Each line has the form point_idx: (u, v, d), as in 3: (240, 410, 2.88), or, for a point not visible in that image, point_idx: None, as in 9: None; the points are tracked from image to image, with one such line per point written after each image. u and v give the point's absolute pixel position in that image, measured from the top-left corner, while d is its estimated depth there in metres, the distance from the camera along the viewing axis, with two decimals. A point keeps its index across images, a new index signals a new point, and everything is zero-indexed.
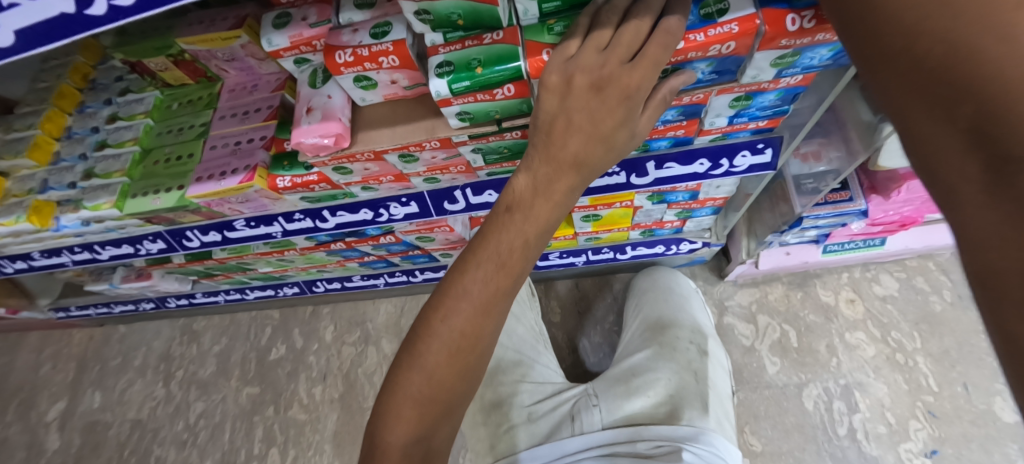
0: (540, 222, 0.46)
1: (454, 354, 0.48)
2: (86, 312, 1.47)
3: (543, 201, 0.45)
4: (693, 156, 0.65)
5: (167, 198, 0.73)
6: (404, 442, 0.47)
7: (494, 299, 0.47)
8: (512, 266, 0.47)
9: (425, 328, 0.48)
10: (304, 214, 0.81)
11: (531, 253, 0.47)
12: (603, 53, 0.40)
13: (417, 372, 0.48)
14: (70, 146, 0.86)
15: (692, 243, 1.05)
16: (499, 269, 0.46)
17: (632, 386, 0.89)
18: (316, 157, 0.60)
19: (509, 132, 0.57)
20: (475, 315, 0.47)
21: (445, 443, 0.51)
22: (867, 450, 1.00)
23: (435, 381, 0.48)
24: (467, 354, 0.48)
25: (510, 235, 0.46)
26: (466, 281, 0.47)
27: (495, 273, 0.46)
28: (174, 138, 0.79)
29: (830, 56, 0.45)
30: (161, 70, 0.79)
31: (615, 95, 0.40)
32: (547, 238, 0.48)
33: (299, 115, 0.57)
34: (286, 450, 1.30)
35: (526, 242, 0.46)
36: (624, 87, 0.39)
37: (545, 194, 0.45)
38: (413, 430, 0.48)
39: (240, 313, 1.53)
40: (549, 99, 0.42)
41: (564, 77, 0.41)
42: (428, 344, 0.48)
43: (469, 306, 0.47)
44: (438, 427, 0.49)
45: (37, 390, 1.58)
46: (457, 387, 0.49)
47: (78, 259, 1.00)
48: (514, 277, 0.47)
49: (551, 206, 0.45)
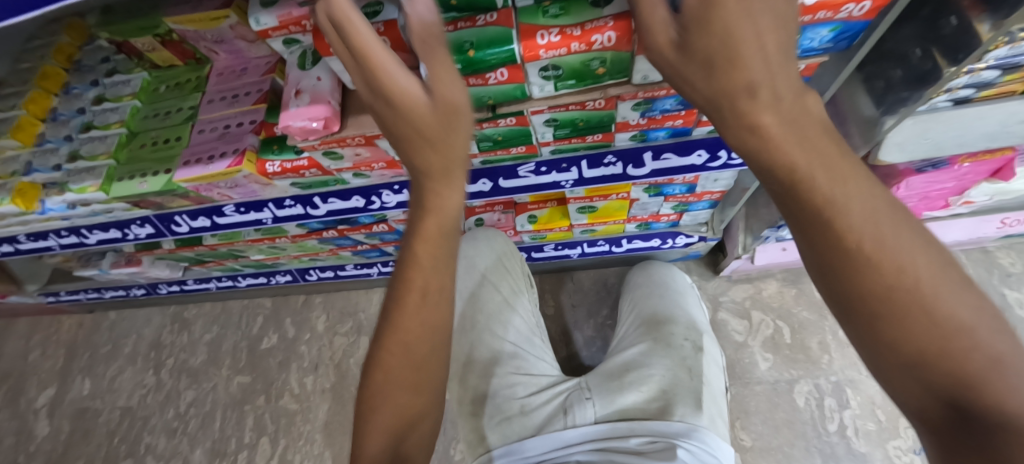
0: (439, 241, 0.43)
1: (395, 372, 0.47)
2: (76, 298, 1.46)
3: (428, 218, 0.42)
4: (691, 148, 0.63)
5: (154, 182, 0.72)
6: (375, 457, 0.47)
7: (414, 318, 0.45)
8: (416, 284, 0.45)
9: (376, 358, 0.48)
10: (294, 201, 0.79)
11: (435, 266, 0.44)
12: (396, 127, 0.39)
13: (375, 395, 0.47)
14: (55, 127, 0.84)
15: (688, 237, 1.04)
16: (405, 289, 0.45)
17: (625, 381, 0.87)
18: (305, 141, 0.58)
19: (504, 118, 0.56)
20: (403, 333, 0.46)
21: (422, 454, 0.50)
22: (856, 447, 1.00)
23: (386, 395, 0.47)
24: (416, 373, 0.47)
25: (414, 264, 0.44)
26: (398, 309, 0.46)
27: (415, 298, 0.45)
28: (160, 121, 0.77)
29: (830, 38, 0.45)
30: (148, 51, 0.77)
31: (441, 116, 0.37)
32: (446, 247, 0.44)
33: (288, 98, 0.55)
34: (276, 439, 1.29)
35: (420, 258, 0.44)
36: (443, 104, 0.36)
37: (421, 210, 0.42)
38: (381, 446, 0.47)
39: (232, 301, 1.52)
40: (376, 117, 0.40)
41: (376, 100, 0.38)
42: (378, 371, 0.47)
43: (394, 327, 0.46)
44: (410, 436, 0.48)
45: (26, 376, 1.57)
46: (421, 399, 0.48)
47: (64, 244, 0.98)
48: (423, 292, 0.45)
49: (432, 218, 0.42)
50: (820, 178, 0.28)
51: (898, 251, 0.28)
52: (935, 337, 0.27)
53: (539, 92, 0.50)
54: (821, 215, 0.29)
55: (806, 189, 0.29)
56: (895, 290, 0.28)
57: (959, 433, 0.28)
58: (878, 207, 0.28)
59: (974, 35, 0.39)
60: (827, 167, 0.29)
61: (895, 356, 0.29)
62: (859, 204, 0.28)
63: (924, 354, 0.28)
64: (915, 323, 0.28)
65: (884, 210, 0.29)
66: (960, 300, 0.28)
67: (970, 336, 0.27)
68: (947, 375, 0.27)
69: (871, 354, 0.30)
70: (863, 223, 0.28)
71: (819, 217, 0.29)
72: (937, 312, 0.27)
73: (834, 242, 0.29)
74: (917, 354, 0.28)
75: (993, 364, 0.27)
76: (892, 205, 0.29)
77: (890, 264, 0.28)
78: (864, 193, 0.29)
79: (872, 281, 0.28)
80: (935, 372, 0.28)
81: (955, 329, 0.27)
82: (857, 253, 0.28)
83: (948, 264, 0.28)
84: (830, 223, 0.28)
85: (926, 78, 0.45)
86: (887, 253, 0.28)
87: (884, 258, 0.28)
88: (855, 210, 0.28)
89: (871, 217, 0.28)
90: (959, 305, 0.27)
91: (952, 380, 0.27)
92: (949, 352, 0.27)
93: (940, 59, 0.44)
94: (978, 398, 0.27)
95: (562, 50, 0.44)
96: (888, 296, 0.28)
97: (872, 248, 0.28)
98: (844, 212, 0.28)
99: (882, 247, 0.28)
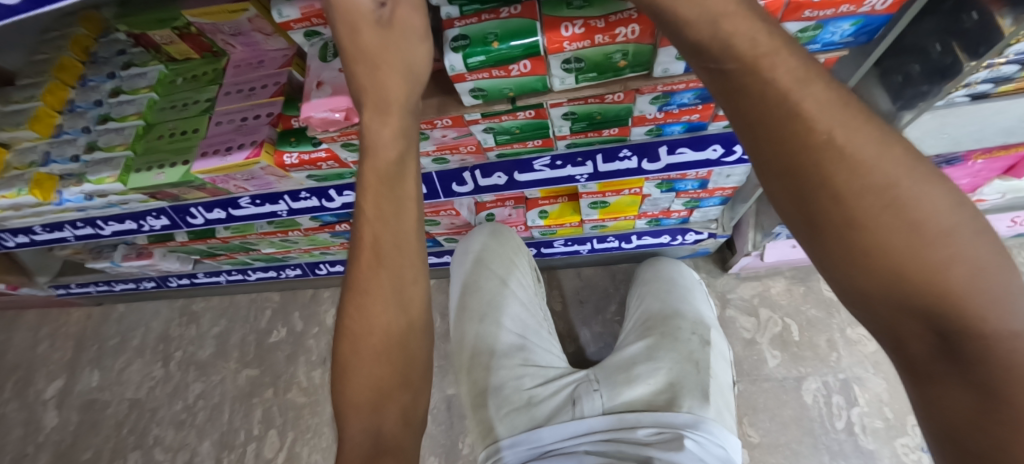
0: (382, 188, 0.43)
1: (365, 339, 0.40)
2: (86, 290, 1.47)
3: (371, 162, 0.44)
4: (707, 142, 0.64)
5: (171, 173, 0.72)
6: (354, 442, 0.37)
7: (371, 274, 0.41)
8: (366, 239, 0.42)
9: (340, 331, 0.42)
10: (310, 193, 0.80)
11: (385, 216, 0.42)
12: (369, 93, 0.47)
13: (346, 371, 0.40)
14: (72, 119, 0.85)
15: (698, 234, 1.05)
16: (357, 249, 0.42)
17: (633, 373, 0.88)
18: (324, 132, 0.59)
19: (523, 111, 0.56)
20: (366, 290, 0.41)
21: (412, 441, 0.39)
22: (863, 444, 1.01)
23: (359, 369, 0.39)
24: (388, 339, 0.40)
25: (363, 219, 0.43)
26: (351, 272, 0.42)
27: (367, 256, 0.41)
28: (177, 113, 0.78)
29: (852, 31, 0.45)
30: (165, 44, 0.78)
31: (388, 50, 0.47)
32: (392, 196, 0.43)
33: (309, 89, 0.56)
34: (284, 432, 1.30)
35: (370, 211, 0.42)
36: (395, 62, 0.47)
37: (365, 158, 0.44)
38: (359, 427, 0.38)
39: (240, 295, 1.53)
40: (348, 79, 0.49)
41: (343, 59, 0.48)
42: (345, 344, 0.41)
43: (355, 289, 0.41)
44: (389, 416, 0.38)
45: (35, 368, 1.58)
46: (402, 371, 0.40)
47: (79, 235, 0.99)
48: (374, 245, 0.42)
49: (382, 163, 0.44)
50: (783, 79, 0.29)
51: (863, 152, 0.27)
52: (916, 243, 0.25)
53: (560, 84, 0.50)
54: (784, 113, 0.28)
55: (750, 83, 0.30)
56: (863, 188, 0.26)
57: (941, 361, 0.26)
58: (838, 110, 0.28)
59: (996, 30, 0.40)
60: (770, 68, 0.30)
61: (874, 271, 0.26)
62: (819, 106, 0.28)
63: (904, 263, 0.25)
64: (886, 224, 0.26)
65: (848, 116, 0.28)
66: (936, 203, 0.26)
67: (952, 244, 0.25)
68: (926, 287, 0.25)
69: (846, 273, 0.27)
70: (826, 123, 0.28)
71: (781, 115, 0.28)
72: (914, 215, 0.25)
73: (797, 139, 0.28)
74: (897, 264, 0.25)
75: (975, 274, 0.25)
76: (854, 113, 0.28)
77: (857, 162, 0.27)
78: (823, 100, 0.28)
79: (836, 178, 0.27)
80: (915, 284, 0.25)
81: (935, 233, 0.25)
82: (822, 149, 0.27)
83: (924, 170, 0.27)
84: (797, 115, 0.28)
85: (947, 72, 0.46)
86: (852, 153, 0.27)
87: (849, 157, 0.27)
88: (813, 106, 0.28)
89: (832, 119, 0.27)
90: (934, 205, 0.26)
91: (933, 293, 0.25)
92: (930, 258, 0.25)
93: (960, 53, 0.44)
94: (962, 313, 0.25)
95: (586, 42, 0.44)
96: (859, 197, 0.26)
97: (835, 146, 0.27)
98: (805, 107, 0.28)
99: (846, 146, 0.27)
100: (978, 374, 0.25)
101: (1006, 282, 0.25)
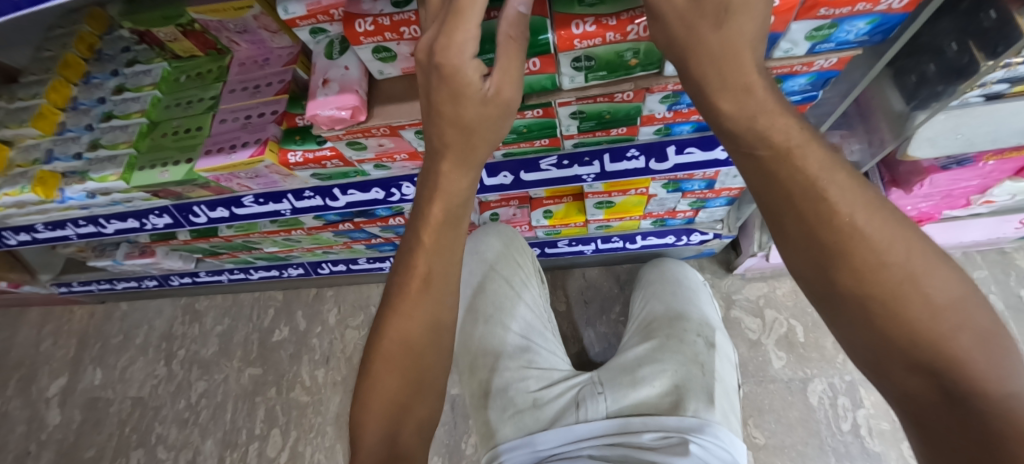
0: (443, 225, 0.43)
1: (394, 357, 0.42)
2: (88, 288, 1.47)
3: (435, 201, 0.43)
4: (716, 142, 0.63)
5: (175, 171, 0.72)
6: (369, 448, 0.40)
7: (416, 299, 0.43)
8: (418, 268, 0.43)
9: (372, 347, 0.44)
10: (314, 192, 0.79)
11: (441, 251, 0.44)
12: (453, 106, 0.39)
13: (372, 386, 0.42)
14: (76, 116, 0.84)
15: (703, 234, 1.04)
16: (405, 272, 0.44)
17: (638, 375, 0.87)
18: (330, 131, 0.58)
19: (531, 110, 0.56)
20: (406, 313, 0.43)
21: (422, 448, 0.42)
22: (870, 446, 1.00)
23: (384, 383, 0.42)
24: (420, 360, 0.42)
25: (418, 248, 0.44)
26: (397, 296, 0.43)
27: (417, 284, 0.43)
28: (182, 111, 0.77)
29: (867, 30, 0.44)
30: (169, 41, 0.77)
31: (491, 113, 0.40)
32: (452, 232, 0.44)
33: (315, 87, 0.55)
34: (287, 431, 1.29)
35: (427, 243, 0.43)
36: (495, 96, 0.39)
37: (428, 193, 0.43)
38: (378, 437, 0.40)
39: (243, 293, 1.52)
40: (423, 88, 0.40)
41: (427, 98, 0.40)
42: (376, 361, 0.43)
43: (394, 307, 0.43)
44: (408, 427, 0.41)
45: (38, 366, 1.58)
46: (424, 386, 0.43)
47: (82, 233, 0.99)
48: (425, 275, 0.43)
49: (444, 198, 0.43)
50: (813, 156, 0.30)
51: (881, 231, 0.29)
52: (929, 315, 0.28)
53: (569, 83, 0.50)
54: (809, 193, 0.30)
55: (780, 169, 0.31)
56: (883, 266, 0.29)
57: (945, 416, 0.28)
58: (859, 188, 0.30)
59: (1014, 28, 0.39)
60: (803, 149, 0.31)
61: (892, 340, 0.29)
62: (841, 190, 0.30)
63: (920, 333, 0.28)
64: (906, 300, 0.28)
65: (868, 196, 0.30)
66: (945, 280, 0.29)
67: (960, 316, 0.28)
68: (938, 355, 0.28)
69: (864, 339, 0.30)
70: (849, 205, 0.29)
71: (808, 193, 0.30)
72: (926, 291, 0.28)
73: (823, 218, 0.30)
74: (911, 333, 0.28)
75: (980, 343, 0.28)
76: (873, 189, 0.31)
77: (877, 241, 0.29)
78: (848, 178, 0.30)
79: (861, 256, 0.29)
80: (930, 353, 0.28)
81: (945, 307, 0.28)
82: (844, 229, 0.29)
83: (933, 247, 0.30)
84: (821, 195, 0.30)
85: (963, 72, 0.45)
86: (872, 233, 0.29)
87: (871, 237, 0.29)
88: (837, 187, 0.30)
89: (855, 200, 0.30)
90: (943, 282, 0.29)
91: (944, 360, 0.28)
92: (940, 328, 0.28)
93: (977, 52, 0.43)
94: (971, 378, 0.27)
95: (597, 39, 0.44)
96: (879, 273, 0.29)
97: (857, 226, 0.29)
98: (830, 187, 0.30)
99: (867, 225, 0.29)
100: (980, 436, 0.26)
101: (1005, 349, 0.28)
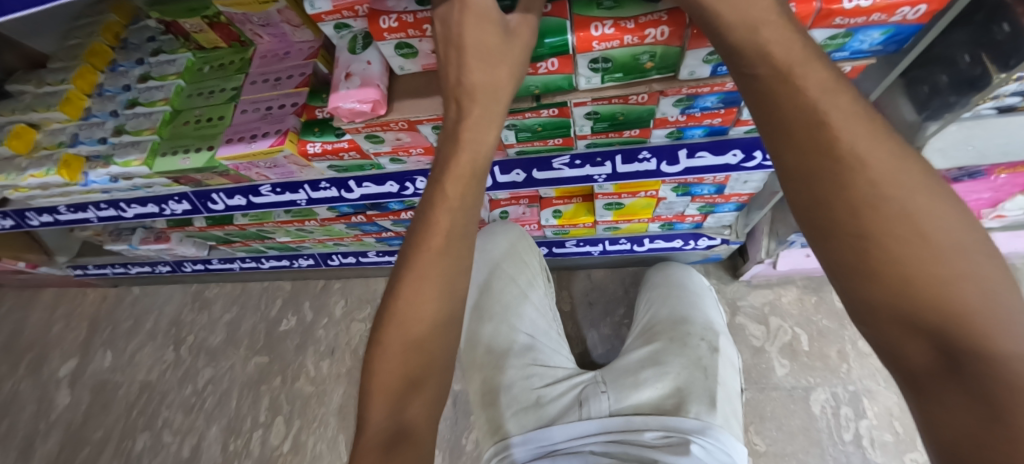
0: (469, 178, 0.44)
1: (405, 324, 0.42)
2: (102, 272, 1.50)
3: (461, 150, 0.43)
4: (726, 147, 0.64)
5: (197, 158, 0.74)
6: (378, 426, 0.40)
7: (435, 257, 0.42)
8: (440, 225, 0.42)
9: (385, 313, 0.43)
10: (330, 183, 0.81)
11: (468, 206, 0.44)
12: (479, 29, 0.43)
13: (385, 355, 0.42)
14: (102, 103, 0.87)
15: (711, 239, 1.05)
16: (426, 226, 0.43)
17: (641, 377, 0.88)
18: (350, 123, 0.60)
19: (546, 109, 0.57)
20: (426, 271, 0.42)
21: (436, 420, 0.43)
22: (871, 457, 0.99)
23: (396, 351, 0.42)
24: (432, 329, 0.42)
25: (437, 204, 0.43)
26: (416, 251, 0.43)
27: (438, 238, 0.42)
28: (205, 100, 0.79)
29: (881, 40, 0.45)
30: (195, 32, 0.79)
31: (515, 43, 0.44)
32: (474, 188, 0.44)
33: (338, 80, 0.57)
34: (291, 419, 1.31)
35: (446, 197, 0.43)
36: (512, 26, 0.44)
37: (454, 142, 0.44)
38: (385, 411, 0.40)
39: (253, 283, 1.55)
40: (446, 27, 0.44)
41: (449, 33, 0.44)
42: (393, 325, 0.42)
43: (411, 272, 0.42)
44: (416, 398, 0.41)
45: (50, 347, 1.61)
46: (433, 363, 0.42)
47: (102, 217, 1.02)
48: (445, 234, 0.42)
49: (466, 145, 0.44)
50: (810, 82, 0.33)
51: (881, 166, 0.30)
52: (926, 256, 0.28)
53: (586, 84, 0.51)
54: (809, 118, 0.32)
55: (780, 89, 0.33)
56: (879, 199, 0.30)
57: (946, 379, 0.28)
58: (861, 121, 0.31)
59: None
60: (802, 76, 0.33)
61: (885, 281, 0.29)
62: (842, 117, 0.31)
63: (915, 273, 0.28)
64: (901, 236, 0.29)
65: (873, 129, 0.31)
66: (947, 222, 0.29)
67: (961, 260, 0.28)
68: (933, 300, 0.28)
69: (859, 282, 0.30)
70: (850, 134, 0.31)
71: (807, 121, 0.32)
72: (926, 229, 0.29)
73: (822, 147, 0.31)
74: (907, 272, 0.29)
75: (983, 292, 0.28)
76: (879, 126, 0.32)
77: (875, 175, 0.30)
78: (850, 103, 0.32)
79: (857, 188, 0.30)
80: (924, 296, 0.28)
81: (946, 249, 0.28)
82: (843, 161, 0.31)
83: (938, 188, 0.30)
84: (820, 123, 0.31)
85: (975, 83, 0.46)
86: (871, 169, 0.30)
87: (870, 170, 0.30)
88: (837, 115, 0.31)
89: (855, 128, 0.31)
90: (946, 223, 0.29)
91: (940, 305, 0.28)
92: (940, 271, 0.28)
93: (989, 64, 0.44)
94: (970, 331, 0.27)
95: (614, 42, 0.45)
96: (875, 206, 0.30)
97: (856, 157, 0.30)
98: (830, 118, 0.31)
99: (867, 159, 0.30)
100: (977, 390, 0.27)
101: (1013, 301, 0.28)
